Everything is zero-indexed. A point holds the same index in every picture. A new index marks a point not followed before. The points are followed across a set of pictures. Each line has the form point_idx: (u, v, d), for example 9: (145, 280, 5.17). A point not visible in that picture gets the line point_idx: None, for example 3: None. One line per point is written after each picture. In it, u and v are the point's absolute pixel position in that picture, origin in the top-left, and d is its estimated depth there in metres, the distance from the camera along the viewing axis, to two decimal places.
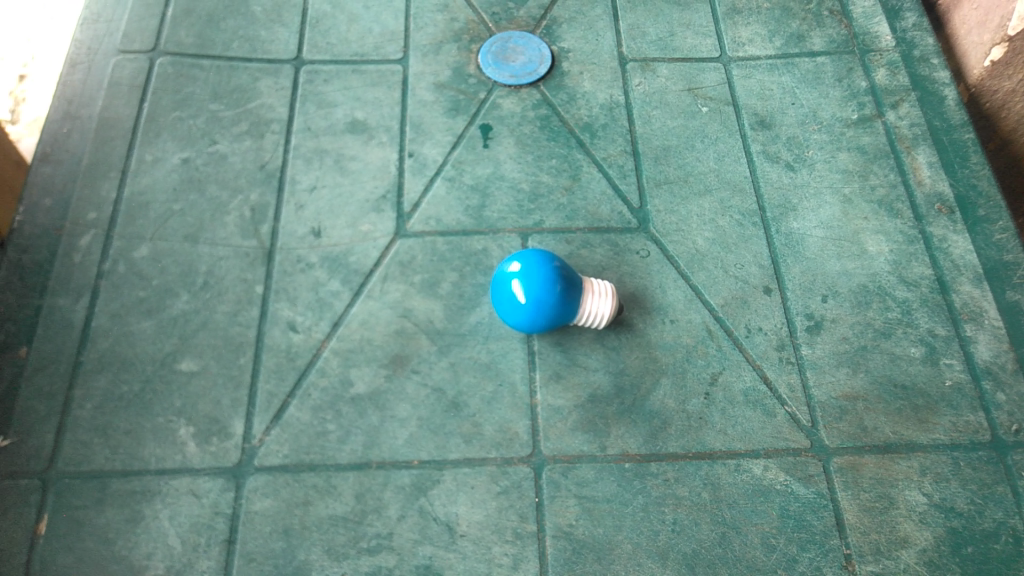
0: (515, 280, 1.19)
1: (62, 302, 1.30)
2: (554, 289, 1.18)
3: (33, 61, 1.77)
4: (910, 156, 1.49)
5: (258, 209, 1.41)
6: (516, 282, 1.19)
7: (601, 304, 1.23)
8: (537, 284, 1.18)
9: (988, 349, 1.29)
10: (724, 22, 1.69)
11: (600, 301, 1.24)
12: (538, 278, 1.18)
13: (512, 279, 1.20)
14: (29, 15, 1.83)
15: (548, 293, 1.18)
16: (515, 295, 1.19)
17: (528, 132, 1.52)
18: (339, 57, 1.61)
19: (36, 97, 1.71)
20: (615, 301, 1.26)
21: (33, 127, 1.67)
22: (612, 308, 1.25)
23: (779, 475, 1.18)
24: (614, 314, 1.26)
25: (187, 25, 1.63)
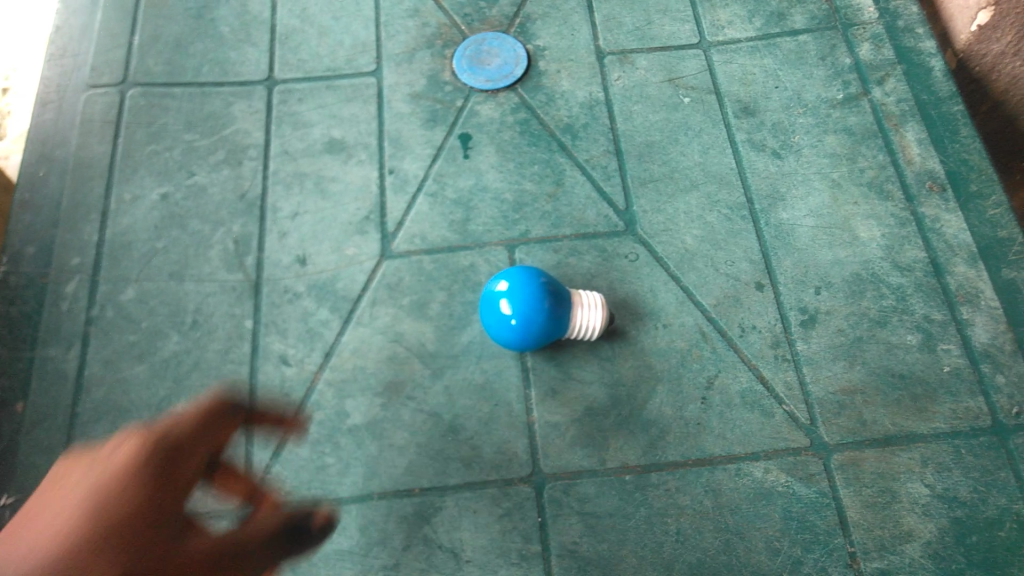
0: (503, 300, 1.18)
1: (53, 352, 1.30)
2: (542, 303, 1.17)
3: (13, 71, 1.73)
4: (898, 134, 1.46)
5: (241, 240, 1.40)
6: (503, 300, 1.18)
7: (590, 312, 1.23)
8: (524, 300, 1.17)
9: (985, 331, 1.27)
10: (702, 5, 1.64)
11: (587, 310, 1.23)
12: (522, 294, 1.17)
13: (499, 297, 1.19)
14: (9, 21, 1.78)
15: (535, 306, 1.17)
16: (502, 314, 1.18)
17: (508, 138, 1.49)
18: (312, 74, 1.58)
19: (20, 110, 1.68)
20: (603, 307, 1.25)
21: (20, 142, 1.65)
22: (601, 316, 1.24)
23: (780, 476, 1.18)
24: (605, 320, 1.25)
25: (155, 52, 1.60)
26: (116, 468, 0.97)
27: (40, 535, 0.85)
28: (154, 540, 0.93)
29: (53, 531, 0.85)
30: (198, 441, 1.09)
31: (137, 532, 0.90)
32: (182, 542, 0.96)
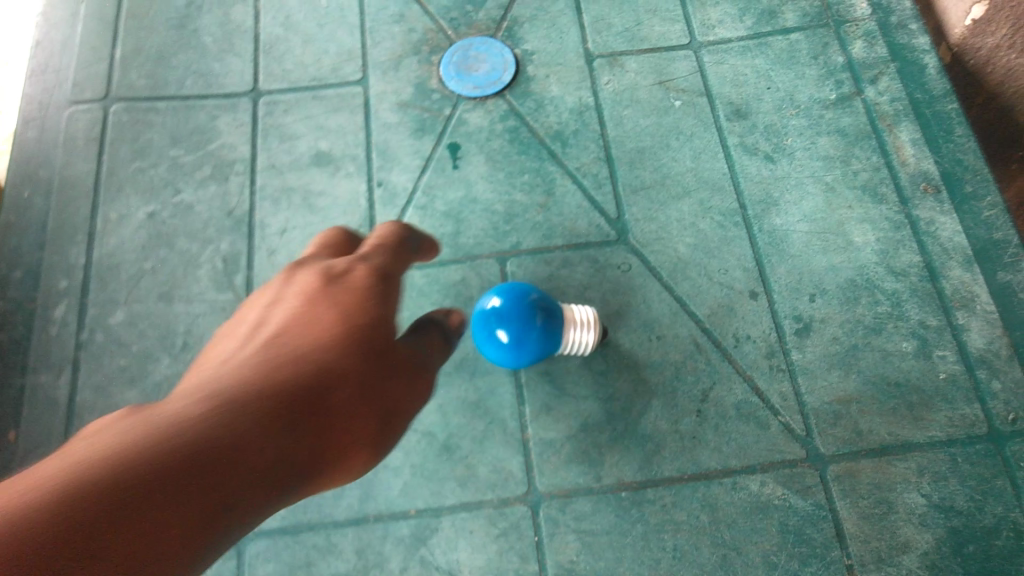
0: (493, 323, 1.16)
1: (44, 379, 1.30)
2: (532, 326, 1.16)
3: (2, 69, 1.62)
4: (891, 134, 1.44)
5: (230, 259, 1.39)
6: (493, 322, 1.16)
7: (581, 330, 1.22)
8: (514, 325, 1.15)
9: (981, 336, 1.26)
10: (692, 4, 1.61)
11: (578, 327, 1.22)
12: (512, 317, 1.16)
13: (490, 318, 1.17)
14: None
15: (525, 330, 1.15)
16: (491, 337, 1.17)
17: (497, 147, 1.48)
18: (297, 84, 1.56)
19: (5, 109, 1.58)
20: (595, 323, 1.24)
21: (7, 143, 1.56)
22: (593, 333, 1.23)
23: (776, 490, 1.18)
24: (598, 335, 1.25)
25: (137, 65, 1.58)
26: (346, 288, 0.72)
27: (275, 318, 0.68)
28: (375, 380, 0.67)
29: (288, 339, 0.64)
30: (404, 251, 0.84)
31: (380, 381, 0.68)
32: (385, 399, 0.68)
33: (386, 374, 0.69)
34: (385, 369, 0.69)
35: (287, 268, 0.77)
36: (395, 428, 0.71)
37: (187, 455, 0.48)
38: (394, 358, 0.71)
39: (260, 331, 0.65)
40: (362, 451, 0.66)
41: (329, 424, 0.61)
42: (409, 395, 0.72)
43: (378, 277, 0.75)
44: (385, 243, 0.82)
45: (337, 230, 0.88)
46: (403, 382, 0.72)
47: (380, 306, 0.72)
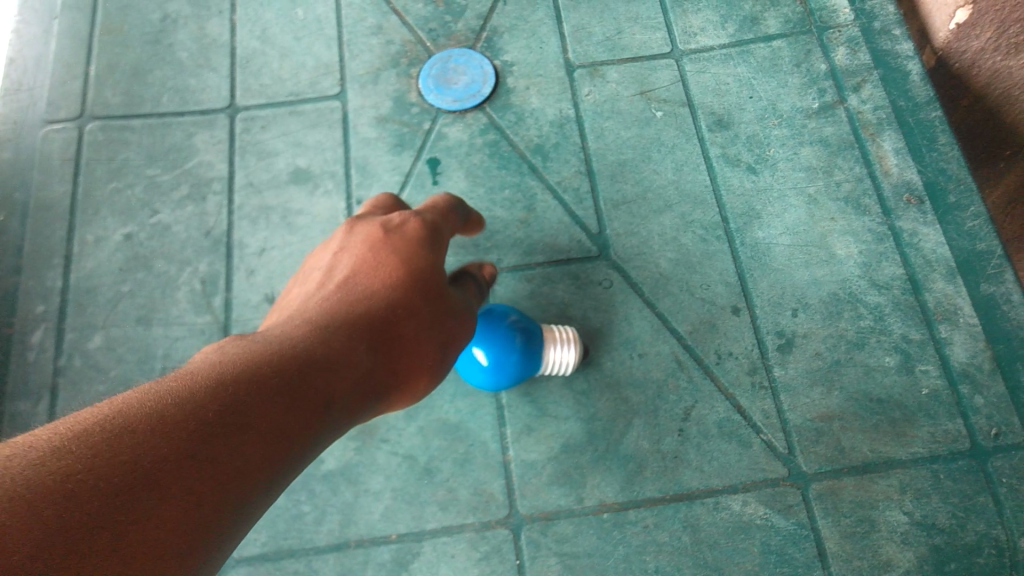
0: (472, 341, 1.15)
1: (22, 406, 1.29)
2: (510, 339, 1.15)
3: None
4: (875, 144, 1.43)
5: (209, 280, 1.38)
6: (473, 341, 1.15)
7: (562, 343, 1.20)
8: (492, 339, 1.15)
9: (964, 350, 1.26)
10: (673, 11, 1.59)
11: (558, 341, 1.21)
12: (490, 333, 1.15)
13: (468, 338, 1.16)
14: None
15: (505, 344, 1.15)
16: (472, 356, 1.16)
17: (477, 162, 1.46)
18: (274, 99, 1.54)
19: None
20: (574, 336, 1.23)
21: None
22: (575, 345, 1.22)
23: (758, 509, 1.17)
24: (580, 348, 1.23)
25: (113, 82, 1.56)
26: (402, 241, 0.92)
27: (346, 262, 0.90)
28: (433, 311, 0.88)
29: (357, 282, 0.85)
30: (451, 219, 1.08)
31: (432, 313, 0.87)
32: (440, 326, 0.88)
33: (441, 308, 0.89)
34: (441, 304, 0.89)
35: (350, 221, 0.98)
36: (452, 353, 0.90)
37: (296, 361, 0.67)
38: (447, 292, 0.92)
39: (335, 275, 0.88)
40: (427, 364, 0.85)
41: (398, 340, 0.81)
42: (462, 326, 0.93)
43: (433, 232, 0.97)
44: (437, 210, 1.05)
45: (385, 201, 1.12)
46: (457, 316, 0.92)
47: (431, 254, 0.93)
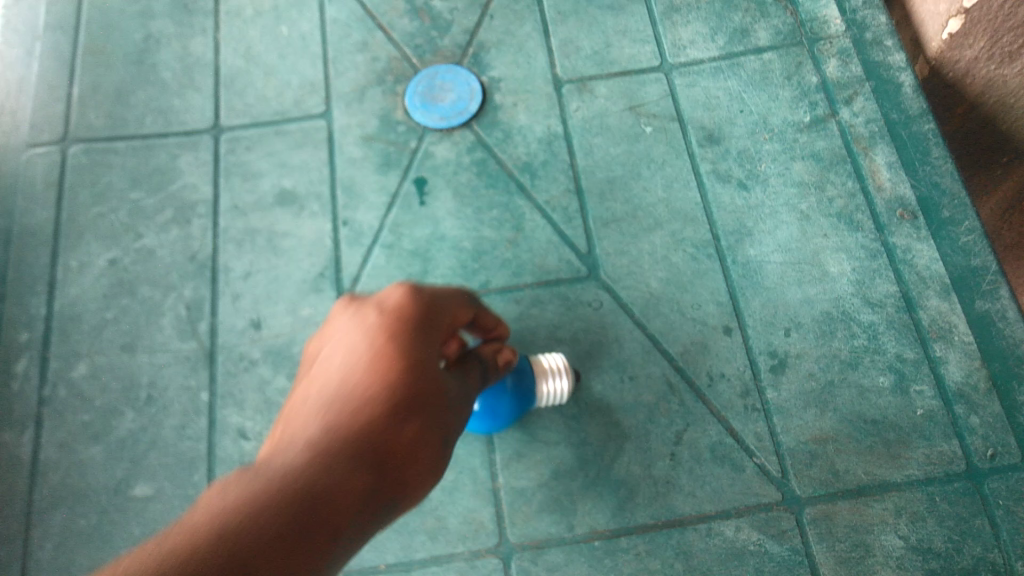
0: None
1: (7, 436, 1.27)
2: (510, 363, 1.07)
3: None
4: (867, 158, 1.41)
5: (193, 305, 1.37)
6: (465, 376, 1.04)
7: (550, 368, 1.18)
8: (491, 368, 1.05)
9: (959, 369, 1.24)
10: (662, 24, 1.57)
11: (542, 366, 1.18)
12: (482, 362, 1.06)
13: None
14: None
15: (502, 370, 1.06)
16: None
17: (465, 181, 1.44)
18: (259, 119, 1.52)
19: None
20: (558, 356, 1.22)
21: None
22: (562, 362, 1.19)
23: (751, 535, 1.15)
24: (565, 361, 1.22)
25: (96, 104, 1.55)
26: (406, 310, 0.79)
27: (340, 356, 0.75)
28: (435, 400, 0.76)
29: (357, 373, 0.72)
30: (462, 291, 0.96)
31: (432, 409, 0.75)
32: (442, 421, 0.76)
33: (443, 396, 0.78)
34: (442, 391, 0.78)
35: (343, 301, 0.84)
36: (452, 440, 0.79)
37: (303, 485, 0.59)
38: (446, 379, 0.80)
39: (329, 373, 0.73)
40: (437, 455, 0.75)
41: (402, 450, 0.69)
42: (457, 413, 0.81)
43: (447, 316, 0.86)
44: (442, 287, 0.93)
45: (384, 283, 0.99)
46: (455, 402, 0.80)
47: (437, 338, 0.81)
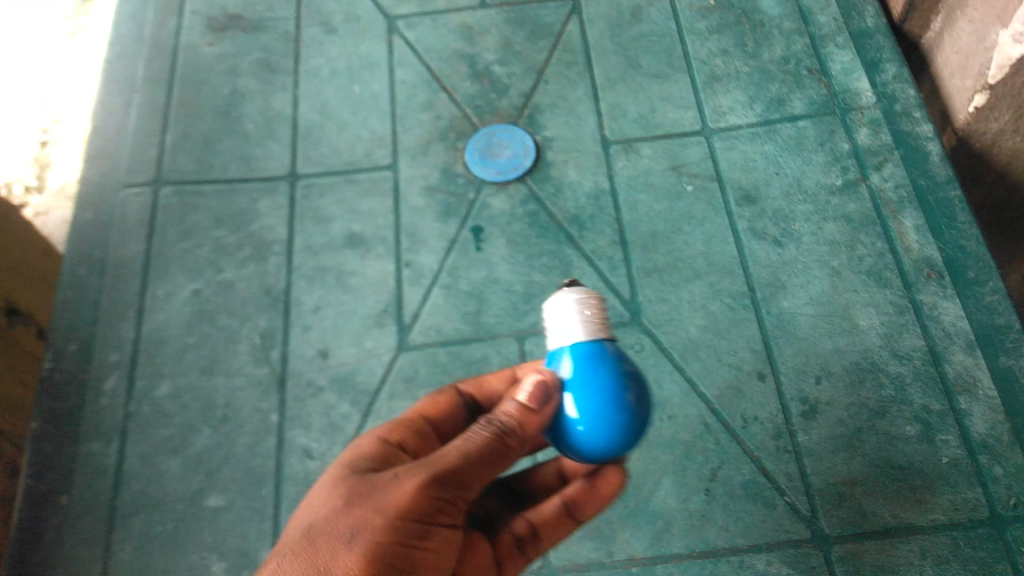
0: (597, 437, 0.81)
1: (95, 447, 1.41)
2: (611, 378, 0.81)
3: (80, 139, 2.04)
4: (896, 221, 1.50)
5: (267, 335, 1.49)
6: (568, 439, 0.83)
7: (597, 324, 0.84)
8: (605, 402, 0.80)
9: (983, 421, 1.30)
10: (704, 91, 1.70)
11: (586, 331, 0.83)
12: (583, 408, 0.81)
13: (568, 444, 0.84)
14: (76, 94, 2.10)
15: (624, 399, 0.81)
16: (623, 449, 0.82)
17: (518, 230, 1.57)
18: (332, 168, 1.67)
19: (64, 168, 2.01)
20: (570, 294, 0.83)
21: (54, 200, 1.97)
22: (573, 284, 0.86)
23: (781, 569, 1.23)
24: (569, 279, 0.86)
25: (186, 150, 1.71)
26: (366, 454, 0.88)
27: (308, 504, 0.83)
28: (351, 494, 0.80)
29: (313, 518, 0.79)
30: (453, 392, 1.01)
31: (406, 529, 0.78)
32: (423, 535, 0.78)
33: (370, 484, 0.81)
34: (367, 482, 0.81)
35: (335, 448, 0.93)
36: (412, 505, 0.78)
37: None
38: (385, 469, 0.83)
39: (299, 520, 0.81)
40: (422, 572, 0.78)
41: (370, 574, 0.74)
42: (409, 477, 0.79)
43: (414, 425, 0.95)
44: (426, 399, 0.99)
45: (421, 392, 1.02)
46: (396, 474, 0.81)
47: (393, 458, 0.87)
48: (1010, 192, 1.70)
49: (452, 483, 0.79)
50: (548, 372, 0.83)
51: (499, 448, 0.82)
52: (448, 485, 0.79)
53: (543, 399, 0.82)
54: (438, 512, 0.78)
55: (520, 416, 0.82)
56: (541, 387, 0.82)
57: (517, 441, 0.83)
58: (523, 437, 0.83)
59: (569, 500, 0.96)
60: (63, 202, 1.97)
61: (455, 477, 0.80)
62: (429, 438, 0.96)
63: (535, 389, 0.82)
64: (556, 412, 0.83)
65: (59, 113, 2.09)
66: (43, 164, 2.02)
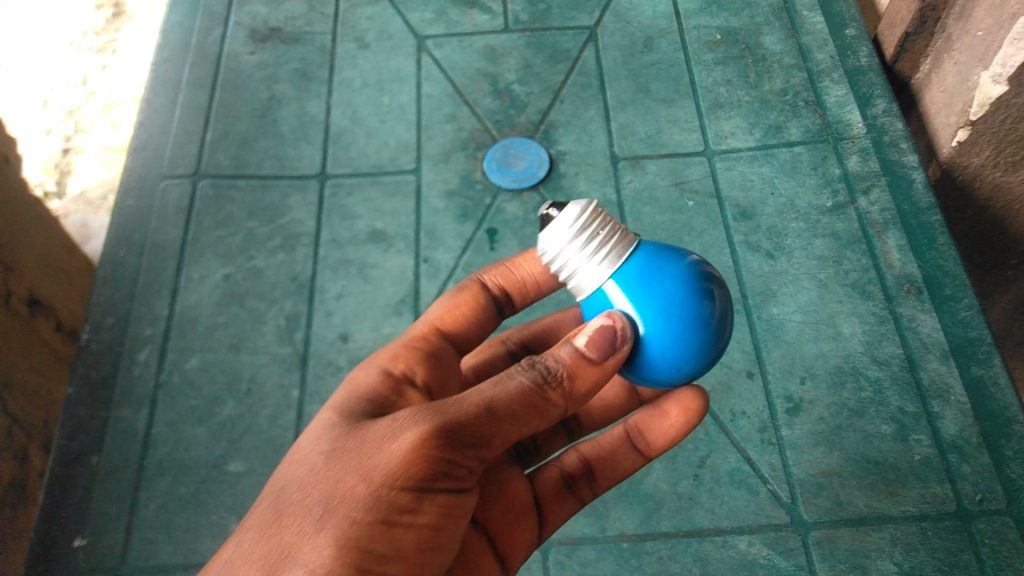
0: (694, 352, 0.83)
1: (126, 412, 1.50)
2: (686, 290, 0.82)
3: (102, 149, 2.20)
4: (880, 240, 1.62)
5: (292, 318, 1.61)
6: (668, 362, 0.84)
7: (613, 234, 0.84)
8: (691, 315, 0.81)
9: (953, 424, 1.40)
10: (707, 117, 1.83)
11: (610, 247, 0.84)
12: (672, 333, 0.82)
13: (665, 372, 0.85)
14: (106, 107, 2.27)
15: (707, 306, 0.82)
16: (719, 351, 0.85)
17: (530, 233, 1.68)
18: (359, 170, 1.80)
19: (83, 174, 2.15)
20: (579, 213, 0.82)
21: (71, 202, 2.11)
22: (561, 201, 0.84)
23: (762, 549, 1.32)
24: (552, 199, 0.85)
25: (224, 148, 1.84)
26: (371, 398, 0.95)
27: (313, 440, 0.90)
28: (343, 447, 0.85)
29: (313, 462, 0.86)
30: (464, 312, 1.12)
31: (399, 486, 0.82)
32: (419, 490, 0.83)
33: (366, 438, 0.85)
34: (362, 436, 0.85)
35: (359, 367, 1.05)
36: (407, 467, 0.81)
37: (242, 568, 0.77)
38: (385, 418, 0.86)
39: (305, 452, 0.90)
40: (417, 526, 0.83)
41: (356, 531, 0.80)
42: (408, 436, 0.82)
43: (427, 345, 1.07)
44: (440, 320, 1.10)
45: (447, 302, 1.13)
46: (396, 426, 0.83)
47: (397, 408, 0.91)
48: (993, 224, 1.76)
49: (459, 445, 0.82)
50: (618, 315, 0.83)
51: (527, 400, 0.84)
52: (451, 447, 0.81)
53: (606, 347, 0.83)
54: (440, 473, 0.82)
55: (573, 362, 0.86)
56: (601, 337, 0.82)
57: (552, 395, 0.86)
58: (563, 389, 0.86)
59: (635, 429, 1.08)
60: (82, 206, 2.11)
61: (464, 436, 0.82)
62: (440, 360, 1.07)
63: (596, 335, 0.83)
64: (624, 355, 0.84)
65: (87, 120, 2.24)
66: (61, 172, 2.16)
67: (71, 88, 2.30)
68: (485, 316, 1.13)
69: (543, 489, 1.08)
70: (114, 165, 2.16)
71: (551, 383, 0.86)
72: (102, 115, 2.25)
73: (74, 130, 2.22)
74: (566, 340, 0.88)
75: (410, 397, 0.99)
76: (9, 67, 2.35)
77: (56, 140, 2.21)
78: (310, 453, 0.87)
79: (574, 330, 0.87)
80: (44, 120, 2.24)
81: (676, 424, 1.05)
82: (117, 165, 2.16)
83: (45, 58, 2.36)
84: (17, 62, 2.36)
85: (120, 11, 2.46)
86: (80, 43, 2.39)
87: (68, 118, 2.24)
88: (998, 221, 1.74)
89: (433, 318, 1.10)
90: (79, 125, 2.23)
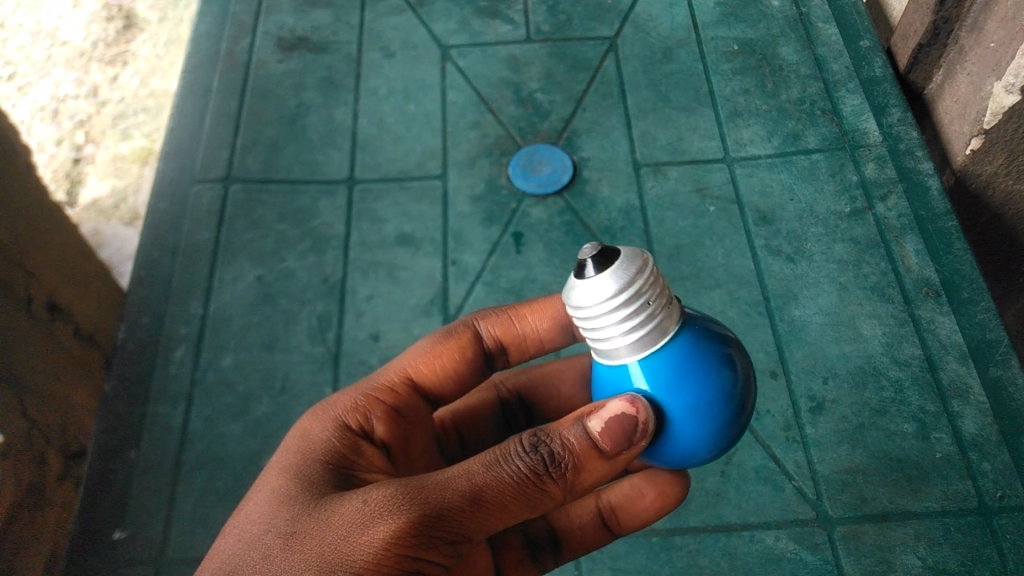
0: (713, 398, 0.81)
1: (163, 409, 1.55)
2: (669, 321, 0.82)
3: (114, 159, 2.22)
4: (898, 245, 1.65)
5: (324, 318, 1.64)
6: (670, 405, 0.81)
7: (659, 310, 0.78)
8: (715, 393, 0.81)
9: (973, 422, 1.44)
10: (727, 125, 1.88)
11: (648, 329, 0.79)
12: (702, 414, 0.81)
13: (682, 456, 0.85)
14: (118, 118, 2.29)
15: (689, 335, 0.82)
16: (741, 394, 0.83)
17: (556, 237, 1.72)
18: (387, 175, 1.84)
19: (95, 184, 2.18)
20: (613, 293, 0.75)
21: (85, 212, 2.14)
22: (604, 258, 0.78)
23: (788, 544, 1.36)
24: (592, 252, 0.78)
25: (254, 153, 1.89)
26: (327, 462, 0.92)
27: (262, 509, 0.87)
28: (302, 530, 0.83)
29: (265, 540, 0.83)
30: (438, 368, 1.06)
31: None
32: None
33: (329, 523, 0.82)
34: (323, 517, 0.83)
35: (314, 408, 1.01)
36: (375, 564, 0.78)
37: None
38: (354, 499, 0.83)
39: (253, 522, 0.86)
40: None
41: None
42: (381, 529, 0.79)
43: (393, 397, 1.03)
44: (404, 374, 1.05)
45: (422, 344, 1.07)
46: (363, 514, 0.81)
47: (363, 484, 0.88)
48: (1002, 234, 1.76)
49: (435, 542, 0.79)
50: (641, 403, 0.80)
51: (520, 489, 0.80)
52: (423, 545, 0.79)
53: (622, 438, 0.79)
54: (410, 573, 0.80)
55: (581, 449, 0.81)
56: (619, 423, 0.79)
57: (556, 485, 0.81)
58: (565, 481, 0.81)
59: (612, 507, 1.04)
60: (95, 215, 2.13)
61: (441, 532, 0.79)
62: (403, 415, 1.04)
63: (614, 423, 0.79)
64: (639, 444, 0.81)
65: (100, 129, 2.27)
66: (72, 182, 2.19)
67: (81, 99, 2.32)
68: (466, 369, 1.07)
69: (505, 559, 1.05)
70: (124, 176, 2.19)
71: (550, 472, 0.80)
72: (114, 125, 2.28)
73: (86, 141, 2.25)
74: (578, 418, 0.83)
75: (366, 455, 0.97)
76: (18, 75, 2.35)
77: (67, 151, 2.23)
78: (264, 530, 0.84)
79: (587, 410, 0.83)
80: (56, 130, 2.27)
81: (653, 508, 1.02)
82: (129, 175, 2.20)
83: (55, 68, 2.37)
84: (30, 68, 2.37)
85: (132, 22, 2.48)
86: (91, 54, 2.40)
87: (79, 130, 2.26)
88: (1008, 230, 1.75)
89: (407, 364, 1.05)
90: (91, 135, 2.26)
